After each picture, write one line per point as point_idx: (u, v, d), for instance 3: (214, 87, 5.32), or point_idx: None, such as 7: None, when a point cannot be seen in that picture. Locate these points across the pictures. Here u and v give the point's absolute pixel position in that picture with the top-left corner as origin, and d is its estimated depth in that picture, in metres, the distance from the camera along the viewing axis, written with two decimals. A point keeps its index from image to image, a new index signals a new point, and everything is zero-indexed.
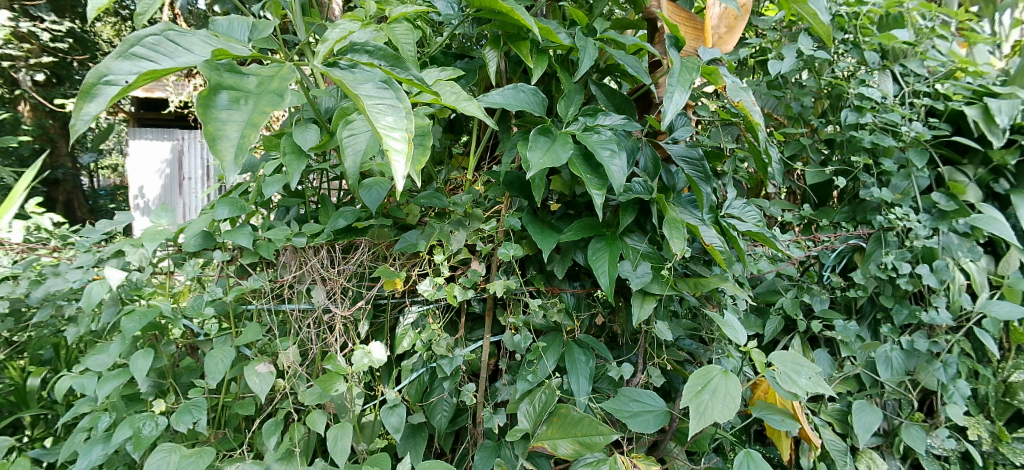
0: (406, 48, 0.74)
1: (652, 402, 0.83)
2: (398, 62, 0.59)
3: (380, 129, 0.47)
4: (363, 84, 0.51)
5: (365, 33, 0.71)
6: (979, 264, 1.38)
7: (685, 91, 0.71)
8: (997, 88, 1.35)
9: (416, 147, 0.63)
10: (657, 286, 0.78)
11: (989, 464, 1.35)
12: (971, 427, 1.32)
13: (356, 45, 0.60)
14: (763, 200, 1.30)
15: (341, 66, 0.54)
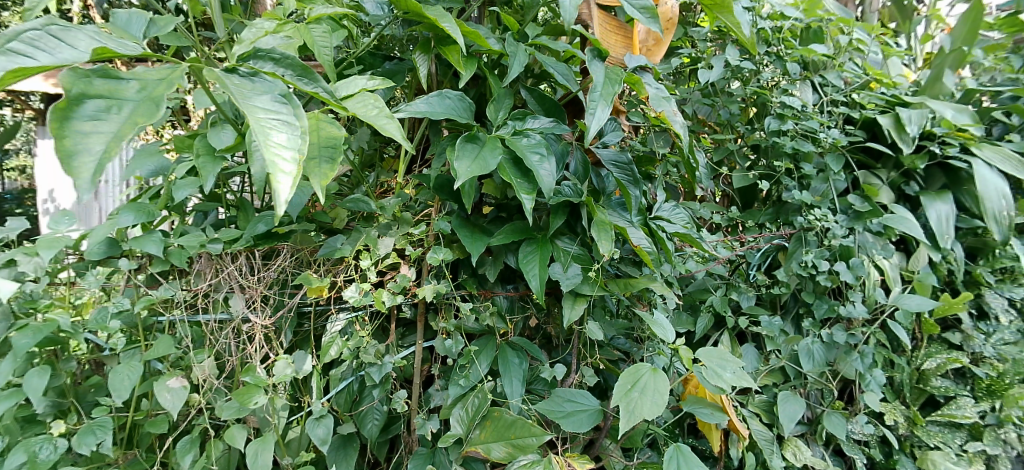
0: (324, 53, 0.74)
1: (585, 402, 0.84)
2: (306, 74, 0.58)
3: (269, 146, 0.45)
4: (261, 96, 0.49)
5: (275, 39, 0.69)
6: (892, 260, 1.47)
7: (607, 106, 0.73)
8: (907, 98, 1.48)
9: (323, 162, 0.58)
10: (587, 287, 0.80)
11: (905, 446, 1.45)
12: (888, 413, 1.41)
13: (260, 52, 0.58)
14: (693, 203, 1.35)
15: (240, 72, 0.51)
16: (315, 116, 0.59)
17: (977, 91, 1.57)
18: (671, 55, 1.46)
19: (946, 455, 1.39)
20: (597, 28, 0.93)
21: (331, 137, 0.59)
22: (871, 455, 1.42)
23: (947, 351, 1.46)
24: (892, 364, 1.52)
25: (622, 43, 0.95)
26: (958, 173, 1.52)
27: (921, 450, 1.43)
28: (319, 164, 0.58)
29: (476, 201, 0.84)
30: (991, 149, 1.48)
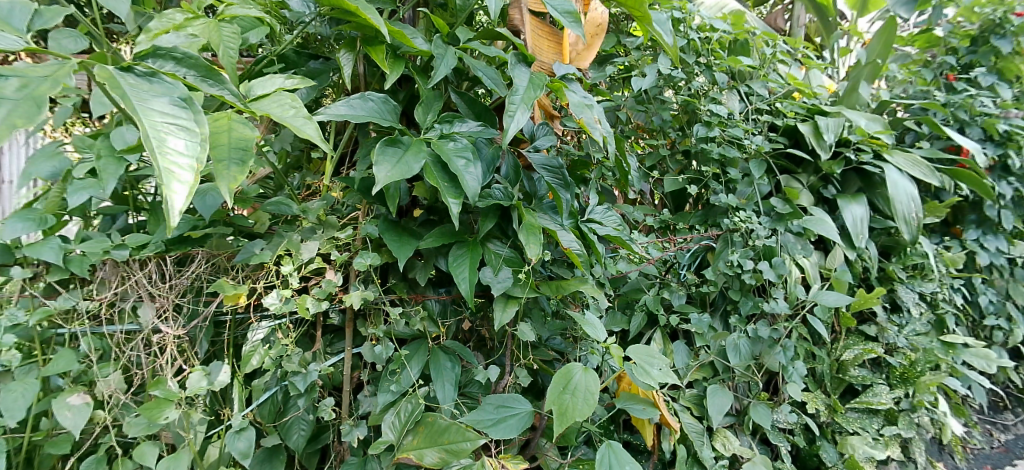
0: (228, 53, 0.70)
1: (516, 406, 0.85)
2: (211, 74, 0.58)
3: (166, 152, 0.45)
4: (157, 97, 0.48)
5: (178, 37, 0.69)
6: (811, 259, 1.56)
7: (526, 111, 0.74)
8: (826, 107, 1.59)
9: (235, 163, 0.57)
10: (519, 289, 0.80)
11: (826, 433, 1.55)
12: (810, 401, 1.50)
13: (161, 51, 0.57)
14: (624, 206, 1.40)
15: (137, 71, 0.50)
16: (227, 114, 0.58)
17: (890, 102, 1.78)
18: (606, 62, 1.49)
19: (863, 439, 1.49)
20: (528, 35, 0.95)
21: (243, 138, 0.57)
22: (795, 442, 1.50)
23: (862, 342, 1.58)
24: (813, 356, 1.62)
25: (555, 50, 0.98)
26: (869, 175, 1.66)
27: (840, 435, 1.52)
28: (227, 167, 0.56)
29: (406, 204, 0.83)
30: (903, 155, 1.63)
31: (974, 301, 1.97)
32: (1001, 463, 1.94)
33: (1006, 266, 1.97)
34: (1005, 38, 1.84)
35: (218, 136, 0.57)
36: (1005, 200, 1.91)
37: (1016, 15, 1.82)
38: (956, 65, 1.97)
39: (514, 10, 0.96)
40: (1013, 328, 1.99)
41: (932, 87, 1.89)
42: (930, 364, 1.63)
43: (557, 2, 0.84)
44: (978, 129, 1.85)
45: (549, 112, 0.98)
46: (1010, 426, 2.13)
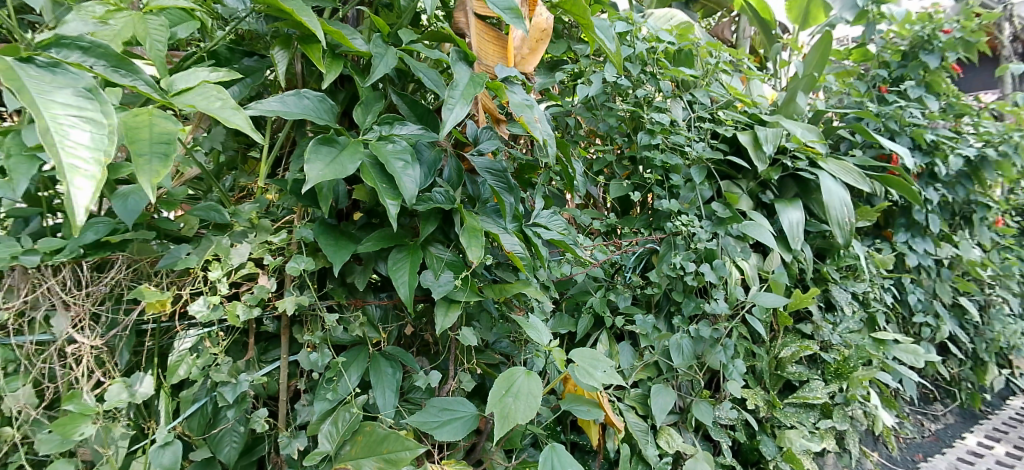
0: (155, 47, 0.69)
1: (460, 408, 0.86)
2: (122, 64, 0.58)
3: (68, 145, 0.44)
4: (60, 88, 0.47)
5: (87, 26, 0.66)
6: (749, 261, 1.62)
7: (465, 105, 0.73)
8: (765, 117, 1.65)
9: (157, 159, 0.55)
10: (461, 293, 0.80)
11: (767, 427, 1.61)
12: (750, 398, 1.56)
13: (65, 40, 0.56)
14: (572, 210, 1.43)
15: (37, 62, 0.48)
16: (148, 108, 0.56)
17: (823, 112, 1.86)
18: (555, 69, 1.51)
19: (800, 432, 1.56)
20: (473, 38, 0.95)
21: (166, 133, 0.55)
22: (736, 438, 1.56)
23: (799, 340, 1.66)
24: (753, 354, 1.69)
25: (500, 54, 0.98)
26: (805, 181, 1.76)
27: (779, 429, 1.59)
28: (148, 162, 0.54)
29: (345, 206, 0.82)
30: (835, 163, 1.72)
31: (903, 299, 2.11)
32: (930, 451, 2.09)
33: (932, 266, 2.12)
34: (933, 53, 2.04)
35: (137, 132, 0.55)
36: (932, 205, 2.07)
37: (942, 33, 2.03)
38: (889, 78, 2.18)
39: (459, 12, 0.96)
40: (940, 324, 2.11)
41: (865, 99, 2.03)
42: (862, 359, 1.73)
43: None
44: (908, 138, 2.02)
45: (495, 116, 0.98)
46: (939, 415, 2.31)
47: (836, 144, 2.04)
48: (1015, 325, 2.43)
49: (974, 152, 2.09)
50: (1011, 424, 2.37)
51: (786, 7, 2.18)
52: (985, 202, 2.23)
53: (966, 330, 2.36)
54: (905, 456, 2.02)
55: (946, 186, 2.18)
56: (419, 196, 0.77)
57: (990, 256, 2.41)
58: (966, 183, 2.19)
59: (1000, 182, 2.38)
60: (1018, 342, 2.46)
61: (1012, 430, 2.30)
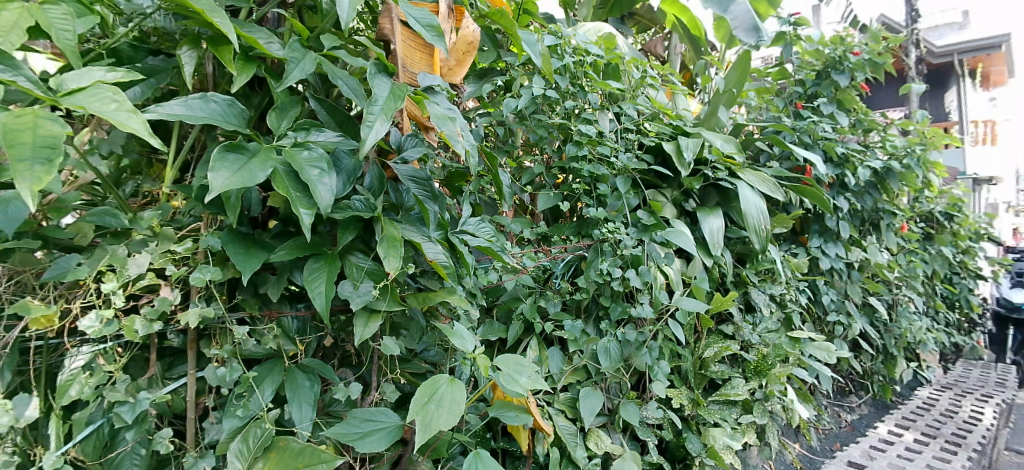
0: (63, 41, 0.65)
1: (383, 419, 0.86)
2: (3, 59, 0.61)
3: None
4: None
5: None
6: (672, 267, 1.67)
7: (386, 121, 0.73)
8: (687, 128, 1.75)
9: (39, 163, 0.52)
10: (384, 303, 0.79)
11: (693, 425, 1.68)
12: (675, 397, 1.63)
13: None
14: (503, 218, 1.46)
15: None
16: (33, 109, 0.53)
17: (743, 124, 1.98)
18: (487, 77, 1.53)
19: (722, 430, 1.62)
20: (399, 45, 0.94)
21: (51, 136, 0.53)
22: (663, 436, 1.61)
23: (720, 341, 1.75)
24: (679, 355, 1.77)
25: (426, 61, 0.99)
26: (726, 190, 1.86)
27: (703, 426, 1.65)
28: (30, 167, 0.51)
29: (260, 215, 0.81)
30: (752, 174, 1.83)
31: (818, 300, 2.26)
32: (846, 440, 2.31)
33: (843, 269, 2.29)
34: (843, 73, 2.23)
35: (19, 133, 0.51)
36: (842, 212, 2.24)
37: (852, 55, 2.22)
38: (805, 95, 2.35)
39: (384, 17, 0.95)
40: (851, 322, 2.28)
41: (782, 113, 2.21)
42: (779, 357, 1.84)
43: (419, 15, 0.86)
44: (820, 150, 2.18)
45: (422, 123, 0.97)
46: (853, 407, 2.54)
47: (756, 155, 2.20)
48: (918, 321, 2.68)
49: (880, 164, 2.28)
50: (917, 413, 2.59)
51: (715, 26, 2.33)
52: (890, 210, 2.44)
53: (876, 327, 2.56)
54: (824, 446, 2.23)
55: (855, 195, 2.37)
56: (338, 205, 0.76)
57: (895, 258, 2.64)
58: (873, 193, 2.39)
59: (904, 191, 2.61)
60: (922, 337, 2.70)
61: (917, 418, 2.50)
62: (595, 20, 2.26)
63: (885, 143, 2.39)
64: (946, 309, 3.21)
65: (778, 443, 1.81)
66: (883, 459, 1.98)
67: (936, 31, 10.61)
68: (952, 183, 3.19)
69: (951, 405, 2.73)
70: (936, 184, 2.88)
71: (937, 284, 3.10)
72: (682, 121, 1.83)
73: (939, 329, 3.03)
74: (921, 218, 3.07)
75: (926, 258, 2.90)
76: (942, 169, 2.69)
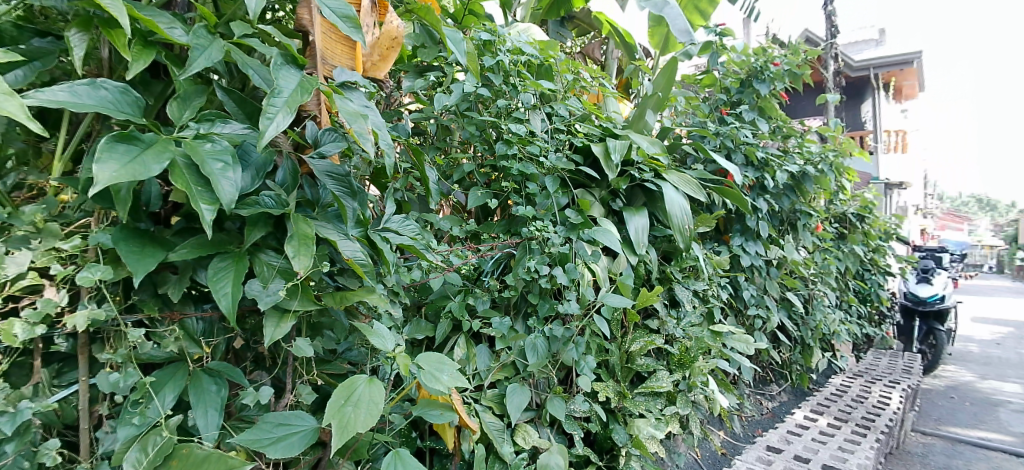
0: None
1: (298, 423, 0.84)
2: None
3: None
4: None
5: None
6: (600, 264, 1.71)
7: (288, 114, 0.71)
8: (616, 130, 1.80)
9: None
10: (296, 302, 0.78)
11: (620, 417, 1.74)
12: (601, 390, 1.68)
13: None
14: (432, 215, 1.46)
15: None
16: None
17: (671, 128, 2.13)
18: (425, 73, 1.57)
19: (646, 420, 1.66)
20: (318, 37, 0.92)
21: None
22: (589, 429, 1.66)
23: (645, 335, 1.82)
24: (606, 349, 1.83)
25: (349, 54, 0.97)
26: (652, 191, 1.93)
27: (629, 418, 1.71)
28: None
29: (162, 210, 0.78)
30: (677, 177, 1.89)
31: (739, 295, 2.40)
32: (767, 426, 2.59)
33: (762, 266, 2.45)
34: (764, 82, 2.39)
35: None
36: (761, 213, 2.38)
37: (772, 66, 2.38)
38: (729, 101, 2.51)
39: (303, 7, 0.92)
40: (769, 316, 2.44)
41: (707, 119, 2.36)
42: (701, 349, 1.91)
43: (335, 6, 0.85)
44: (741, 154, 2.32)
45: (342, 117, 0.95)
46: (774, 395, 2.82)
47: (683, 159, 2.31)
48: (833, 314, 2.89)
49: (796, 168, 2.45)
50: (830, 399, 2.81)
51: (649, 33, 2.50)
52: (806, 211, 2.63)
53: (793, 320, 2.74)
54: (746, 432, 2.45)
55: (774, 196, 2.53)
56: (244, 200, 0.74)
57: (811, 256, 2.84)
58: (790, 195, 2.56)
59: (819, 194, 2.82)
60: (835, 328, 2.92)
61: (830, 403, 2.71)
62: (535, 22, 2.29)
63: (802, 149, 2.56)
64: (857, 302, 3.50)
65: (701, 431, 1.90)
66: (799, 443, 2.12)
67: (853, 49, 11.60)
68: (863, 188, 3.46)
69: (862, 391, 2.98)
70: (847, 187, 3.13)
71: (849, 280, 3.36)
72: (612, 123, 1.90)
73: (850, 322, 3.28)
74: (835, 219, 3.32)
75: (839, 256, 3.13)
76: (854, 175, 2.92)
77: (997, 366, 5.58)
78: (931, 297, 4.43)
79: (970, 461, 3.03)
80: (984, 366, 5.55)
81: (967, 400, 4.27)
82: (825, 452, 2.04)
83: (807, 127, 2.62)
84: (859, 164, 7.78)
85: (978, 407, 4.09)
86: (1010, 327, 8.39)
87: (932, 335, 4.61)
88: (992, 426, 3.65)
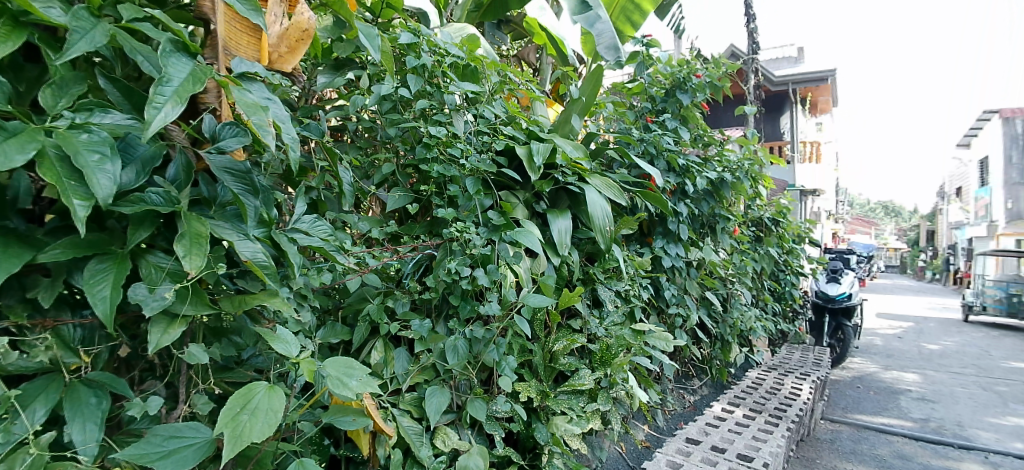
0: None
1: (194, 435, 0.79)
2: None
3: None
4: None
5: None
6: (522, 265, 1.72)
7: (178, 105, 0.69)
8: (541, 134, 1.81)
9: None
10: (188, 306, 0.75)
11: (544, 415, 1.76)
12: (523, 390, 1.70)
13: None
14: (349, 216, 1.42)
15: None
16: None
17: (595, 134, 2.15)
18: (345, 68, 1.54)
19: (566, 418, 1.70)
20: (221, 25, 0.88)
21: None
22: (511, 429, 1.66)
23: (568, 334, 1.85)
24: (530, 349, 1.85)
25: (254, 45, 0.94)
26: (576, 195, 1.99)
27: (551, 416, 1.74)
28: None
29: (34, 207, 0.72)
30: (599, 180, 1.91)
31: (660, 294, 2.50)
32: (687, 418, 2.74)
33: (683, 267, 2.56)
34: (686, 92, 2.53)
35: None
36: (681, 217, 2.50)
37: (694, 77, 2.52)
38: (654, 110, 2.62)
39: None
40: (688, 314, 2.56)
41: (633, 126, 2.46)
42: (623, 347, 1.96)
43: None
44: (663, 161, 2.42)
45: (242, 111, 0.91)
46: (695, 389, 2.99)
47: (608, 164, 2.41)
48: (749, 312, 3.07)
49: (715, 175, 2.58)
50: (745, 391, 3.00)
51: (581, 41, 2.59)
52: (724, 215, 2.78)
53: (712, 318, 2.89)
54: (668, 425, 2.58)
55: (694, 201, 2.65)
56: (127, 197, 0.70)
57: (729, 258, 3.01)
58: (709, 200, 2.70)
59: (737, 200, 3.00)
60: (752, 325, 3.11)
61: (747, 396, 2.90)
62: (469, 23, 2.30)
63: (721, 157, 2.70)
64: (772, 301, 3.76)
65: (622, 426, 1.96)
66: (716, 434, 2.24)
67: (773, 64, 12.47)
68: (779, 194, 3.69)
69: (774, 383, 3.20)
70: (764, 194, 3.35)
71: (764, 280, 3.59)
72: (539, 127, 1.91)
73: (765, 319, 3.51)
74: (753, 223, 3.54)
75: (755, 258, 3.34)
76: (770, 182, 3.12)
77: (897, 358, 6.15)
78: (840, 295, 4.86)
79: (874, 446, 3.31)
80: (885, 358, 6.09)
81: (872, 389, 4.71)
82: (740, 442, 2.17)
83: (726, 136, 2.77)
84: (778, 172, 8.37)
85: (882, 395, 4.51)
86: (907, 322, 9.28)
87: (841, 329, 4.99)
88: (895, 414, 4.02)
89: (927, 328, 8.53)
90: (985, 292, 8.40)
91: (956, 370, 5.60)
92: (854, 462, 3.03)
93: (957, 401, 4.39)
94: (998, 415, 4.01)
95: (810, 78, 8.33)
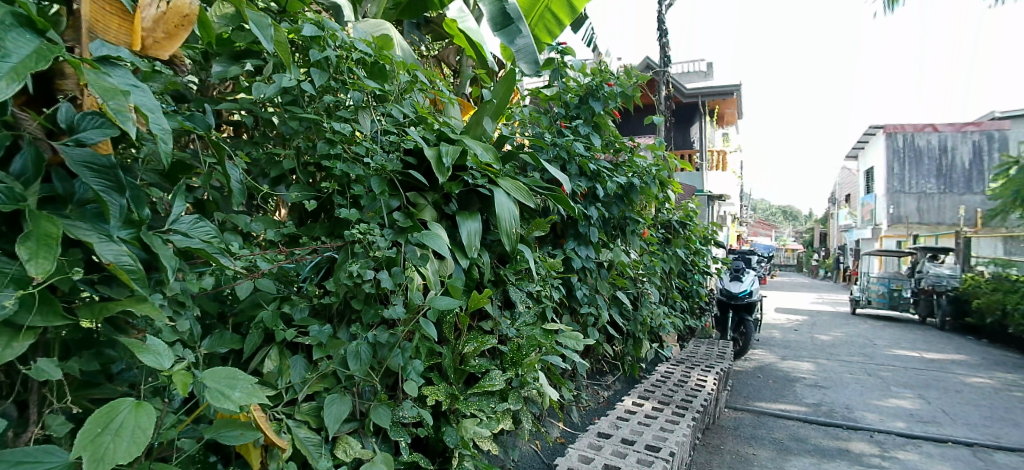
0: None
1: (49, 458, 0.71)
2: None
3: None
4: None
5: None
6: (431, 267, 1.69)
7: (13, 83, 0.63)
8: (451, 135, 1.79)
9: None
10: (37, 316, 0.68)
11: (456, 418, 1.75)
12: (432, 394, 1.67)
13: None
14: (240, 216, 1.33)
15: None
16: None
17: (508, 137, 2.17)
18: (242, 58, 1.46)
19: (474, 420, 1.70)
20: (85, 5, 0.81)
21: None
22: (418, 435, 1.63)
23: (478, 336, 1.85)
24: (440, 352, 1.83)
25: (126, 30, 0.88)
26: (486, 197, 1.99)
27: (461, 419, 1.72)
28: None
29: None
30: (509, 182, 1.92)
31: (572, 294, 2.57)
32: (600, 413, 2.85)
33: (593, 268, 2.65)
34: (598, 100, 2.64)
35: None
36: (592, 220, 2.60)
37: (606, 86, 2.64)
38: (568, 115, 2.71)
39: None
40: (599, 313, 2.65)
41: (548, 131, 2.52)
42: (533, 347, 1.99)
43: None
44: (575, 165, 2.50)
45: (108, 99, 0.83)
46: (608, 384, 3.11)
47: (523, 167, 2.45)
48: (656, 309, 3.24)
49: (624, 180, 2.70)
50: (654, 385, 3.16)
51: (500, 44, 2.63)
52: (633, 218, 2.92)
53: (623, 316, 3.02)
54: (581, 420, 2.67)
55: (605, 204, 2.75)
56: None
57: (639, 258, 3.17)
58: (619, 204, 2.81)
59: (644, 204, 3.16)
60: (659, 322, 3.28)
61: (655, 389, 3.05)
62: (387, 19, 2.27)
63: (630, 162, 2.83)
64: (678, 299, 3.99)
65: (534, 425, 1.99)
66: (626, 427, 2.35)
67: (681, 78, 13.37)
68: (687, 198, 3.93)
69: (681, 376, 3.40)
70: (672, 198, 3.55)
71: (672, 279, 3.81)
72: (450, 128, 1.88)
73: (673, 316, 3.72)
74: (662, 226, 3.75)
75: (663, 258, 3.53)
76: (678, 187, 3.31)
77: (793, 349, 6.77)
78: (742, 292, 5.29)
79: (771, 430, 3.63)
80: (782, 350, 6.68)
81: (770, 379, 5.14)
82: (648, 433, 2.29)
83: (637, 143, 2.90)
84: (686, 179, 8.96)
85: (779, 384, 4.96)
86: (798, 316, 10.25)
87: (744, 324, 5.38)
88: (790, 399, 4.43)
89: (818, 321, 9.45)
90: (872, 287, 9.53)
91: (846, 358, 6.26)
92: (755, 446, 3.30)
93: (845, 386, 4.93)
94: (882, 398, 4.53)
95: (714, 93, 9.01)
